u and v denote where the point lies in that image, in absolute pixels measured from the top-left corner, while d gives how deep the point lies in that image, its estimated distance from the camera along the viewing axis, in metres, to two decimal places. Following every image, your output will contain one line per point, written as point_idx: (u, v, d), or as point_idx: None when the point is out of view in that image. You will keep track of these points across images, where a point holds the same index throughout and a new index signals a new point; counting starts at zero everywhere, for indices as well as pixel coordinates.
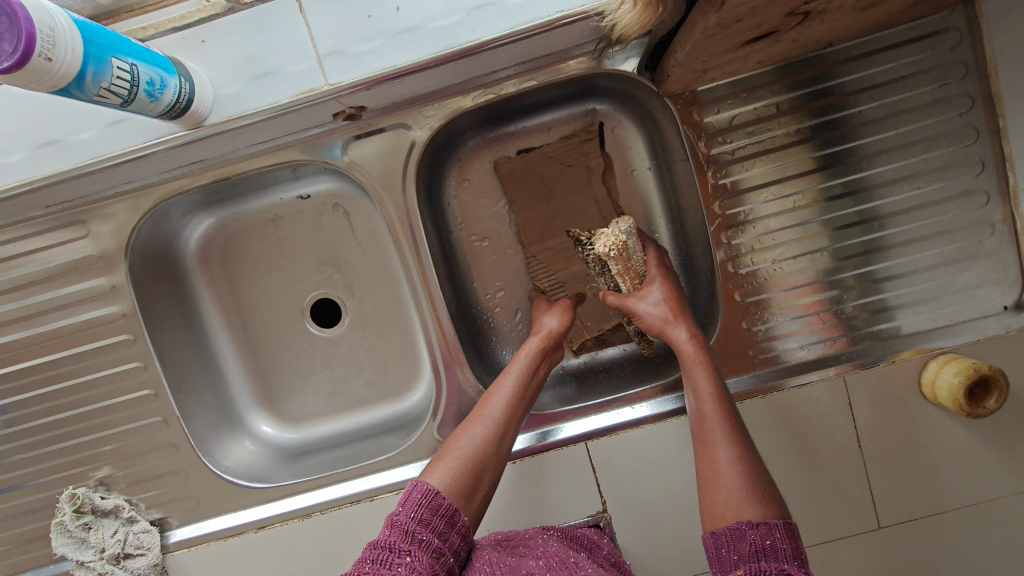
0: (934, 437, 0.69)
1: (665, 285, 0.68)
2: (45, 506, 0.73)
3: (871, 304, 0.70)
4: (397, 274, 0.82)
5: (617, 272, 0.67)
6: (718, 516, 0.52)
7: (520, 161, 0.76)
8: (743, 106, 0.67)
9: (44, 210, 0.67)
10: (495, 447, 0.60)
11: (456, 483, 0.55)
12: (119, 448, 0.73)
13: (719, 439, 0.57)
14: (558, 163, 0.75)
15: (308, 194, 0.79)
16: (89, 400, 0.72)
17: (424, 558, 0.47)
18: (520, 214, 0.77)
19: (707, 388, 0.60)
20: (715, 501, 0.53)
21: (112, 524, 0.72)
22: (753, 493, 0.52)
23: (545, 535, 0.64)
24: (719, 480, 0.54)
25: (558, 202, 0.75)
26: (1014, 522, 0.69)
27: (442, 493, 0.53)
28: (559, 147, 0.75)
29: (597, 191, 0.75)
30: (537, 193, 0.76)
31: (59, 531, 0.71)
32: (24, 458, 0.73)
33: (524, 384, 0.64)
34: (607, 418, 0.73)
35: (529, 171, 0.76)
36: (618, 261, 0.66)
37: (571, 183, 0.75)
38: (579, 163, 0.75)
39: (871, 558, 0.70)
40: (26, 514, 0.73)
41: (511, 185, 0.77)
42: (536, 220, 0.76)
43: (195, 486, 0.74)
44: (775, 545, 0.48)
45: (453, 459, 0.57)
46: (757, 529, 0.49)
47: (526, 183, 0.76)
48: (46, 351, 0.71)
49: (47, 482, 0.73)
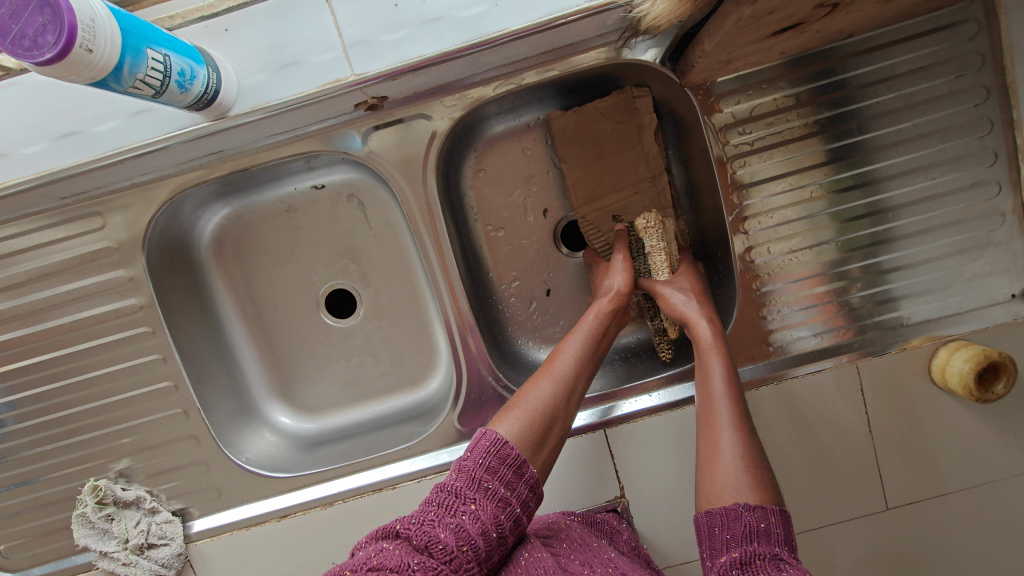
0: (942, 422, 0.71)
1: (693, 276, 0.71)
2: (64, 499, 0.73)
3: (878, 293, 0.72)
4: (413, 265, 0.82)
5: (651, 251, 0.71)
6: (715, 497, 0.53)
7: (573, 116, 0.71)
8: (762, 97, 0.68)
9: (59, 202, 0.67)
10: (565, 401, 0.59)
11: (526, 434, 0.55)
12: (138, 440, 0.73)
13: (723, 422, 0.58)
14: (608, 120, 0.71)
15: (322, 184, 0.78)
16: (107, 393, 0.72)
17: (489, 508, 0.48)
18: (570, 172, 0.73)
19: (719, 374, 0.61)
20: (711, 482, 0.54)
21: (135, 514, 0.73)
22: (750, 478, 0.53)
23: (567, 519, 0.67)
24: (720, 463, 0.55)
25: (607, 159, 0.72)
26: (1016, 502, 0.72)
27: (510, 443, 0.53)
28: (613, 101, 0.70)
29: (648, 149, 0.71)
30: (587, 152, 0.73)
31: (82, 522, 0.71)
32: (41, 452, 0.73)
33: (591, 343, 0.64)
34: (630, 404, 0.74)
35: (581, 130, 0.71)
36: (655, 237, 0.71)
37: (620, 139, 0.71)
38: (631, 118, 0.70)
39: (879, 538, 0.73)
40: (44, 507, 0.73)
41: (561, 144, 0.73)
42: (586, 180, 0.73)
43: (217, 477, 0.74)
44: (767, 531, 0.49)
45: (523, 410, 0.57)
46: (754, 512, 0.50)
47: (575, 143, 0.72)
48: (62, 344, 0.71)
49: (65, 475, 0.73)
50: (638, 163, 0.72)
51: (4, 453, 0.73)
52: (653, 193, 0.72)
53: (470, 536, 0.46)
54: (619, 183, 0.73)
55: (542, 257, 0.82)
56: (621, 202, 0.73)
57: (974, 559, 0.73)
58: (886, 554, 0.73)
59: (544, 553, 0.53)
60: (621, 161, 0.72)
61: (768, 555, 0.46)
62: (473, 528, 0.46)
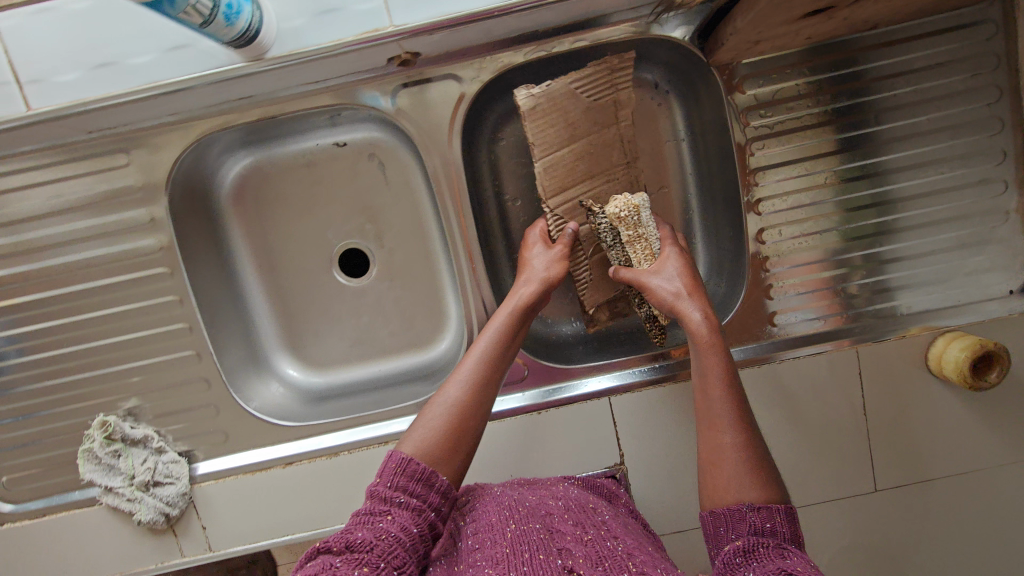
0: (935, 410, 0.74)
1: (680, 263, 0.67)
2: (72, 434, 0.74)
3: (882, 282, 0.74)
4: (428, 228, 0.83)
5: (632, 240, 0.68)
6: (718, 497, 0.56)
7: (541, 98, 0.66)
8: (785, 82, 0.69)
9: (86, 136, 0.67)
10: (473, 404, 0.60)
11: (430, 448, 0.56)
12: (149, 380, 0.74)
13: (725, 425, 0.58)
14: (581, 97, 0.68)
15: (344, 142, 0.79)
16: (121, 331, 0.73)
17: (405, 512, 0.51)
18: (541, 159, 0.68)
19: (718, 372, 0.60)
20: (716, 482, 0.56)
21: (142, 453, 0.73)
22: (755, 477, 0.55)
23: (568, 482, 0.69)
24: (723, 467, 0.56)
25: (581, 141, 0.69)
26: (999, 491, 0.75)
27: (414, 460, 0.54)
28: (592, 76, 0.67)
29: (620, 127, 0.69)
30: (558, 133, 0.68)
31: (87, 457, 0.72)
32: (52, 385, 0.73)
33: (503, 342, 0.65)
34: (602, 381, 0.78)
35: (552, 107, 0.67)
36: (631, 225, 0.67)
37: (596, 116, 0.69)
38: (609, 93, 0.68)
39: (863, 516, 0.76)
40: (52, 440, 0.74)
41: (532, 124, 0.67)
42: (560, 167, 0.68)
43: (225, 421, 0.75)
44: (775, 521, 0.51)
45: (429, 421, 0.59)
46: (758, 512, 0.52)
47: (549, 122, 0.67)
48: (79, 279, 0.71)
49: (74, 410, 0.74)
50: (608, 146, 0.70)
51: (15, 384, 0.73)
52: (627, 178, 0.71)
53: (389, 530, 0.48)
54: (592, 169, 0.70)
55: None
56: (593, 189, 0.70)
57: (952, 541, 0.76)
58: (870, 531, 0.76)
59: (535, 522, 0.55)
60: (592, 143, 0.69)
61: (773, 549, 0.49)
62: (391, 526, 0.49)
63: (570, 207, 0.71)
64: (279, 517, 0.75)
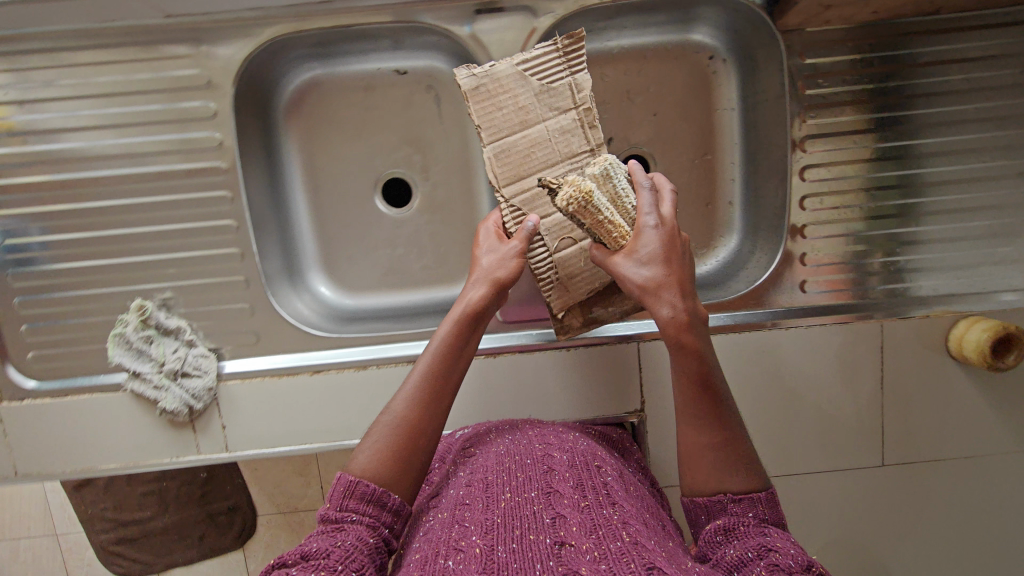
0: (949, 391, 0.76)
1: (660, 239, 0.56)
2: (105, 316, 0.74)
3: (913, 262, 0.76)
4: (476, 167, 0.84)
5: (599, 225, 0.56)
6: (697, 482, 0.55)
7: (485, 78, 0.62)
8: (845, 54, 0.72)
9: (166, 19, 0.69)
10: (419, 417, 0.55)
11: (378, 467, 0.52)
12: (188, 273, 0.74)
13: (708, 419, 0.55)
14: (530, 83, 0.63)
15: (404, 70, 0.81)
16: (168, 219, 0.73)
17: (363, 523, 0.49)
18: (489, 144, 0.62)
19: (694, 373, 0.55)
20: (695, 472, 0.55)
21: (173, 343, 0.74)
22: (738, 464, 0.54)
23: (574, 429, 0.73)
24: (705, 459, 0.54)
25: (534, 128, 0.63)
26: (998, 475, 0.78)
27: (362, 481, 0.51)
28: (541, 59, 0.63)
29: (579, 116, 0.63)
30: (506, 121, 0.62)
31: (119, 341, 0.73)
32: (93, 265, 0.74)
33: (455, 349, 0.58)
34: (628, 326, 0.78)
35: (495, 93, 0.62)
36: (587, 214, 0.54)
37: (550, 99, 0.62)
38: (567, 78, 0.63)
39: (866, 486, 0.78)
40: (83, 321, 0.74)
41: (475, 109, 0.62)
42: (509, 155, 0.63)
43: (258, 323, 0.76)
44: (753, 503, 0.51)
45: (373, 440, 0.53)
46: (740, 502, 0.52)
47: (490, 109, 0.62)
48: (136, 162, 0.72)
49: (111, 293, 0.74)
50: (562, 133, 0.63)
51: (56, 259, 0.73)
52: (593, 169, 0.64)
53: (346, 539, 0.46)
54: (551, 159, 0.63)
55: None
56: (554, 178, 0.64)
57: (945, 517, 0.79)
58: (871, 502, 0.79)
59: (529, 492, 0.56)
60: (545, 132, 0.63)
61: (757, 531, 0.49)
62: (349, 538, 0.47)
63: (528, 195, 0.64)
64: (300, 425, 0.76)
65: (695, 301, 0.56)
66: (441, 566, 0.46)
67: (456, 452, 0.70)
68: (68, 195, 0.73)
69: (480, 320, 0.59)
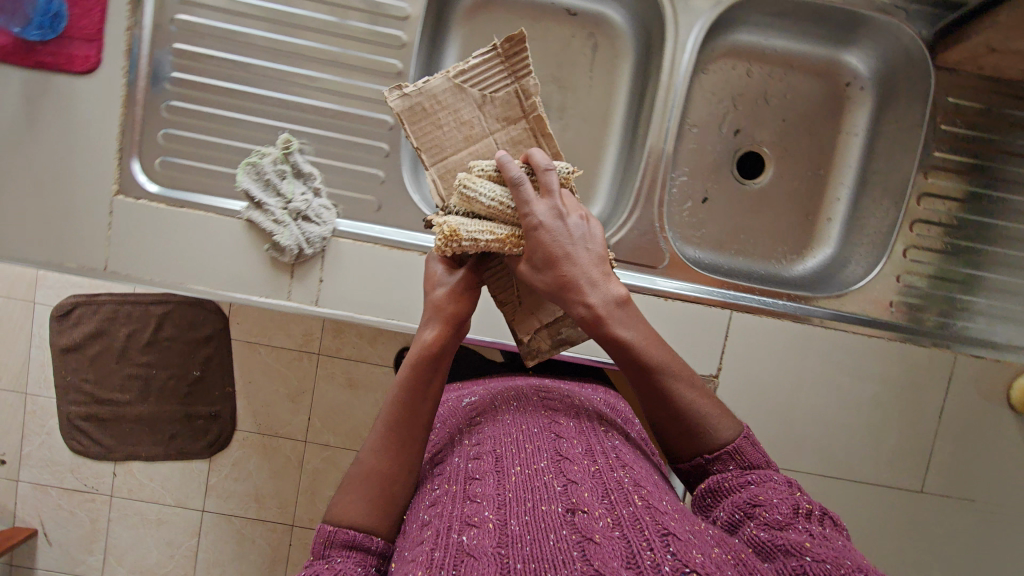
0: (992, 435, 0.81)
1: (546, 231, 0.55)
2: (247, 144, 0.77)
3: (985, 306, 0.83)
4: (611, 116, 0.90)
5: (483, 247, 0.58)
6: (682, 443, 0.59)
7: (418, 96, 0.63)
8: (978, 103, 0.82)
9: None
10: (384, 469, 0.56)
11: (369, 507, 0.55)
12: (339, 125, 0.78)
13: (652, 394, 0.58)
14: (468, 95, 0.63)
15: (575, 11, 0.88)
16: (336, 71, 0.77)
17: (357, 563, 0.53)
18: (432, 166, 0.64)
19: (624, 355, 0.57)
20: (667, 433, 0.59)
21: (302, 186, 0.76)
22: (700, 423, 0.57)
23: (579, 396, 0.77)
24: (685, 438, 0.58)
25: (473, 146, 0.64)
26: (1014, 524, 0.83)
27: (344, 530, 0.54)
28: (481, 67, 0.63)
29: (518, 126, 0.64)
30: (443, 134, 0.64)
31: (252, 168, 0.75)
32: (252, 91, 0.77)
33: (417, 378, 0.59)
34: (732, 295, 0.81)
35: (433, 112, 0.63)
36: (466, 244, 0.58)
37: (495, 111, 0.64)
38: (512, 84, 0.64)
39: (895, 505, 0.82)
40: (222, 139, 0.77)
41: (423, 142, 0.64)
42: (450, 173, 0.64)
43: (387, 192, 0.79)
44: (741, 460, 0.56)
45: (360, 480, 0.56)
46: (712, 460, 0.57)
47: (427, 131, 0.64)
48: (324, 11, 0.77)
49: (260, 123, 0.77)
50: (495, 139, 0.65)
51: (220, 76, 0.77)
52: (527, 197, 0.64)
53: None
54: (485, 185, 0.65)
55: (715, 166, 0.90)
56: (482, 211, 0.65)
57: (956, 554, 0.83)
58: (891, 518, 0.83)
59: (542, 461, 0.58)
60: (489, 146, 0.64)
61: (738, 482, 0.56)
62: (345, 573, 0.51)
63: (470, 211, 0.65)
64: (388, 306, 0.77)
65: (593, 295, 0.55)
66: (456, 540, 0.49)
67: (462, 417, 0.73)
68: (256, 19, 0.76)
69: (438, 360, 0.59)
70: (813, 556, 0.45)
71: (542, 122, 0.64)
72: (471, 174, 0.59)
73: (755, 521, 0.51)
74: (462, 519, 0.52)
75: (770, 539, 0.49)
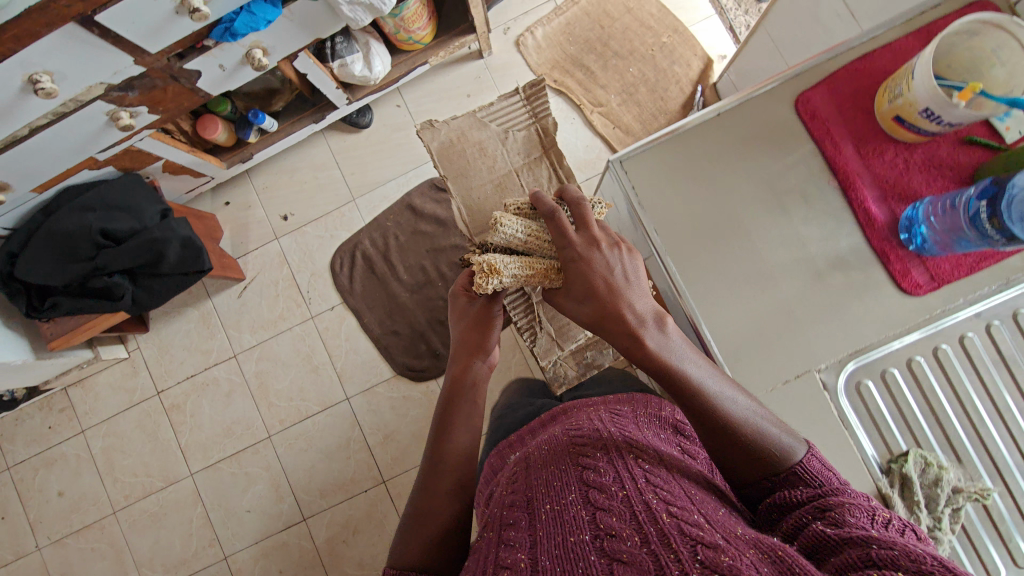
0: None
1: (591, 262, 0.74)
2: (936, 421, 0.79)
3: None
4: None
5: (523, 277, 0.83)
6: (680, 481, 0.68)
7: (455, 133, 1.19)
8: None
9: None
10: (447, 456, 0.87)
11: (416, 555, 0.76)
12: None
13: (684, 395, 0.70)
14: (492, 136, 1.19)
15: None
16: None
17: None
18: (462, 201, 1.18)
19: (666, 381, 0.70)
20: (733, 454, 0.68)
21: (948, 518, 0.76)
22: (736, 427, 0.68)
23: (605, 417, 0.85)
24: (723, 435, 0.68)
25: (487, 151, 1.19)
26: None
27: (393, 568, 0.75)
28: (506, 105, 1.20)
29: (534, 158, 1.20)
30: (479, 171, 1.18)
31: (921, 458, 0.77)
32: (988, 398, 0.78)
33: (442, 413, 0.92)
34: None
35: (456, 147, 1.19)
36: (505, 272, 0.82)
37: (512, 145, 1.20)
38: (528, 118, 1.20)
39: None
40: (908, 410, 0.79)
41: (440, 157, 1.18)
42: (473, 201, 1.17)
43: None
44: (803, 478, 0.66)
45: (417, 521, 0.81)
46: (684, 499, 0.64)
47: (452, 158, 1.18)
48: None
49: (961, 417, 0.78)
50: (513, 174, 1.19)
51: (982, 368, 0.78)
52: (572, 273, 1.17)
53: None
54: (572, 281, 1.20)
55: None
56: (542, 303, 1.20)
57: None
58: None
59: (571, 490, 0.67)
60: (509, 176, 1.18)
61: (703, 538, 0.56)
62: None
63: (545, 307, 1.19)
64: None
65: (652, 338, 0.71)
66: None
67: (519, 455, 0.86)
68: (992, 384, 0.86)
69: (472, 386, 0.94)
70: (875, 538, 0.53)
71: (546, 140, 1.20)
72: (503, 225, 0.86)
73: (825, 520, 0.59)
74: (496, 561, 0.62)
75: (838, 536, 0.56)
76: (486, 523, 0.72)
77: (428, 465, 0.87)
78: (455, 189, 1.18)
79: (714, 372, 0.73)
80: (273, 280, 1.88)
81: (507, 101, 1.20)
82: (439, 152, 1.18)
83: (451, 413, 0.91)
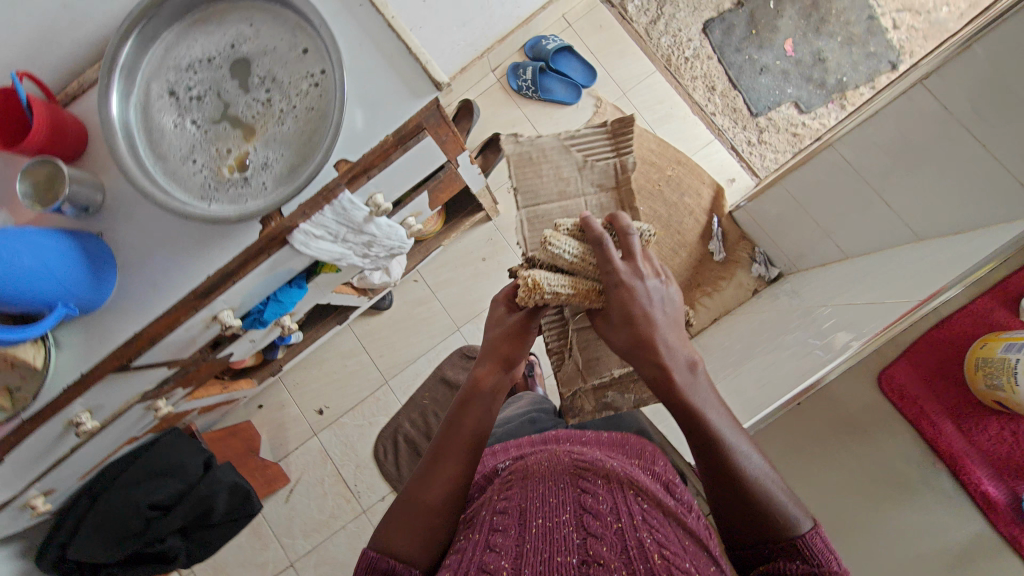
0: None
1: (632, 286, 0.72)
2: None
3: None
4: None
5: (567, 296, 0.79)
6: (675, 535, 0.64)
7: (530, 147, 0.99)
8: None
9: None
10: (452, 475, 0.73)
11: (399, 544, 0.67)
12: None
13: (708, 427, 0.66)
14: (567, 156, 1.02)
15: None
16: None
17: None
18: (525, 210, 1.00)
19: (688, 412, 0.67)
20: (741, 519, 0.64)
21: None
22: (752, 487, 0.64)
23: (614, 462, 0.79)
24: (736, 478, 0.64)
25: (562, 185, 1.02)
26: None
27: (377, 557, 0.66)
28: (587, 136, 1.03)
29: (606, 194, 1.04)
30: (551, 193, 1.01)
31: None
32: None
33: (449, 423, 0.77)
34: None
35: (527, 159, 0.99)
36: (549, 291, 0.78)
37: (587, 175, 1.04)
38: (608, 155, 1.04)
39: None
40: None
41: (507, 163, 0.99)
42: (534, 218, 1.00)
43: None
44: (802, 555, 0.61)
45: (406, 516, 0.70)
46: (675, 547, 0.60)
47: (522, 168, 0.99)
48: None
49: None
50: (581, 201, 1.03)
51: None
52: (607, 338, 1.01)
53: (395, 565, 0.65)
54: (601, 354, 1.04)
55: None
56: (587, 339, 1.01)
57: None
58: None
59: (563, 513, 0.65)
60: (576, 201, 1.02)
61: None
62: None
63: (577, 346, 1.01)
64: None
65: (682, 376, 0.68)
66: None
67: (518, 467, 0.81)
68: None
69: (484, 401, 0.78)
70: None
71: (623, 185, 1.04)
72: (552, 243, 0.80)
73: None
74: (478, 565, 0.59)
75: None
76: (474, 523, 0.69)
77: (428, 460, 0.75)
78: (518, 202, 1.00)
79: (741, 429, 0.68)
80: (318, 479, 1.82)
81: (597, 130, 1.04)
82: (509, 157, 0.98)
83: (456, 419, 0.77)
